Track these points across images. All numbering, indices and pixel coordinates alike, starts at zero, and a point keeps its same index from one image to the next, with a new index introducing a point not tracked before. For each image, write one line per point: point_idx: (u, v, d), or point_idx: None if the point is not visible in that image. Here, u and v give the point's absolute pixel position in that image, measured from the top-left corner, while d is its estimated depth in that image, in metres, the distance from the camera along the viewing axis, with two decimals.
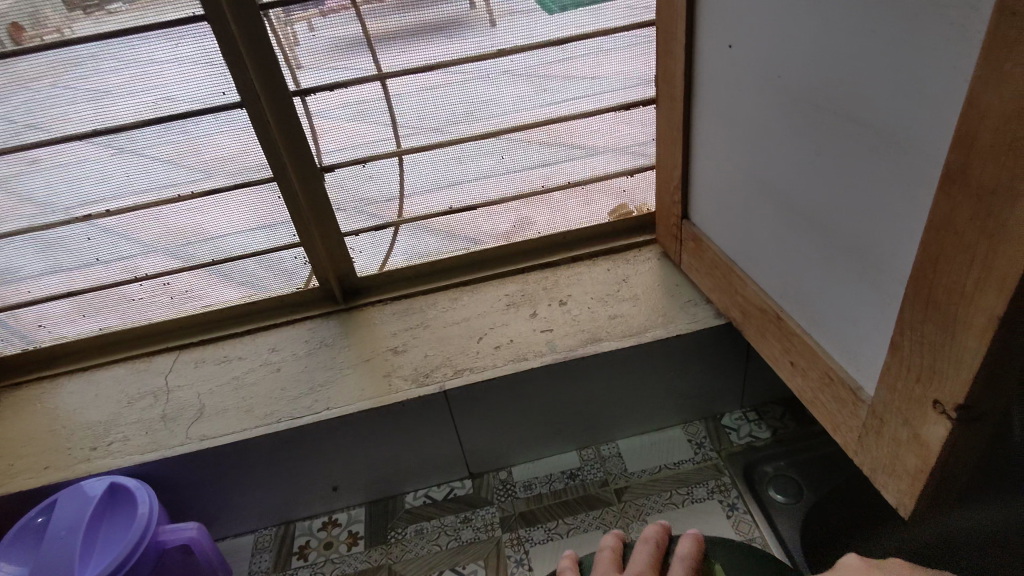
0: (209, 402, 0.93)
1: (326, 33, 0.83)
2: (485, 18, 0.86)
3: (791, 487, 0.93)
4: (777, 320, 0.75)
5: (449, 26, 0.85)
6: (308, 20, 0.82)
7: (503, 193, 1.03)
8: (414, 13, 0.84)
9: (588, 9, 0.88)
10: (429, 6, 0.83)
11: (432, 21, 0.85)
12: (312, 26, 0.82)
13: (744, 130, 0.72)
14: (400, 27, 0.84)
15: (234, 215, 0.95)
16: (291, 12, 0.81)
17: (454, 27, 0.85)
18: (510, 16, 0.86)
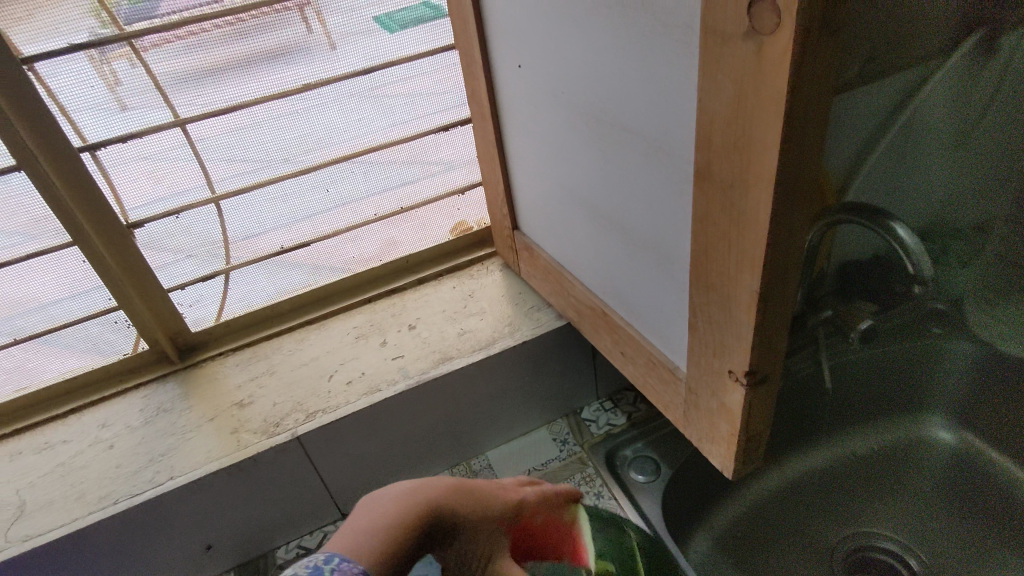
0: (31, 497, 0.83)
1: (99, 79, 0.77)
2: (324, 41, 0.86)
3: (648, 464, 0.98)
4: (604, 315, 0.80)
5: (276, 56, 0.84)
6: (129, 56, 0.77)
7: (335, 227, 1.01)
8: (240, 45, 0.81)
9: (429, 25, 0.92)
10: (258, 37, 0.82)
11: (259, 52, 0.83)
12: (132, 63, 0.77)
13: (546, 143, 0.77)
14: (215, 60, 0.81)
15: (36, 286, 0.87)
16: (106, 51, 0.76)
17: (285, 56, 0.84)
18: (349, 39, 0.87)
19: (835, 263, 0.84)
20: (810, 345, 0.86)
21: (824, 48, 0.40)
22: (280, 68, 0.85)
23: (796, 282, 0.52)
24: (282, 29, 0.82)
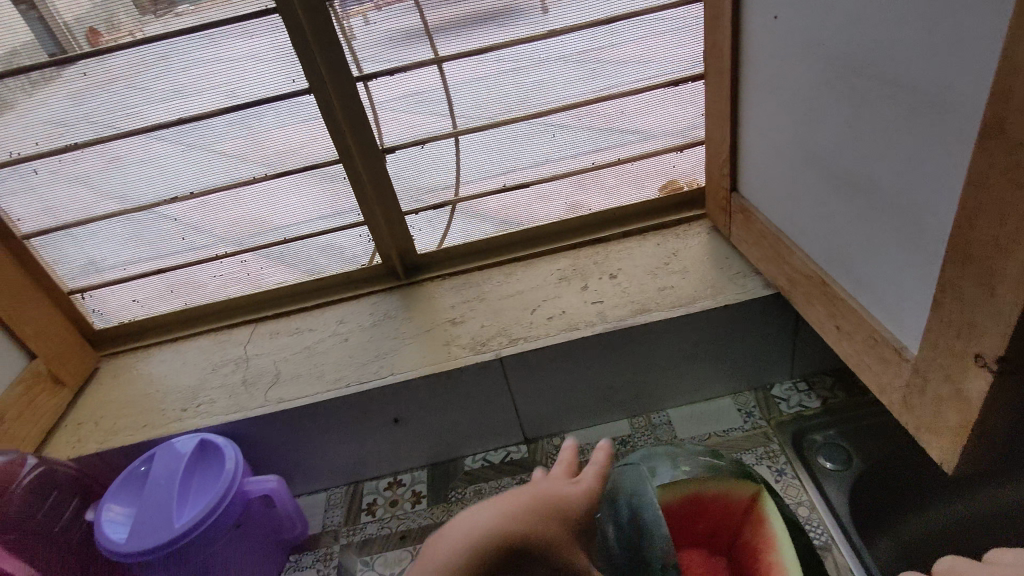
0: (284, 369, 1.01)
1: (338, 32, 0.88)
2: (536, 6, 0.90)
3: (840, 454, 0.93)
4: (823, 286, 0.77)
5: (500, 14, 0.90)
6: (364, 14, 0.88)
7: (553, 171, 1.07)
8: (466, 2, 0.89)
9: None
10: None
11: (482, 11, 0.90)
12: (368, 19, 0.88)
13: (788, 99, 0.75)
14: (454, 14, 0.90)
15: (306, 195, 1.03)
16: (348, 7, 0.87)
17: (506, 15, 0.91)
18: None
19: None
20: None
21: None
22: (529, 14, 0.91)
23: None
24: None
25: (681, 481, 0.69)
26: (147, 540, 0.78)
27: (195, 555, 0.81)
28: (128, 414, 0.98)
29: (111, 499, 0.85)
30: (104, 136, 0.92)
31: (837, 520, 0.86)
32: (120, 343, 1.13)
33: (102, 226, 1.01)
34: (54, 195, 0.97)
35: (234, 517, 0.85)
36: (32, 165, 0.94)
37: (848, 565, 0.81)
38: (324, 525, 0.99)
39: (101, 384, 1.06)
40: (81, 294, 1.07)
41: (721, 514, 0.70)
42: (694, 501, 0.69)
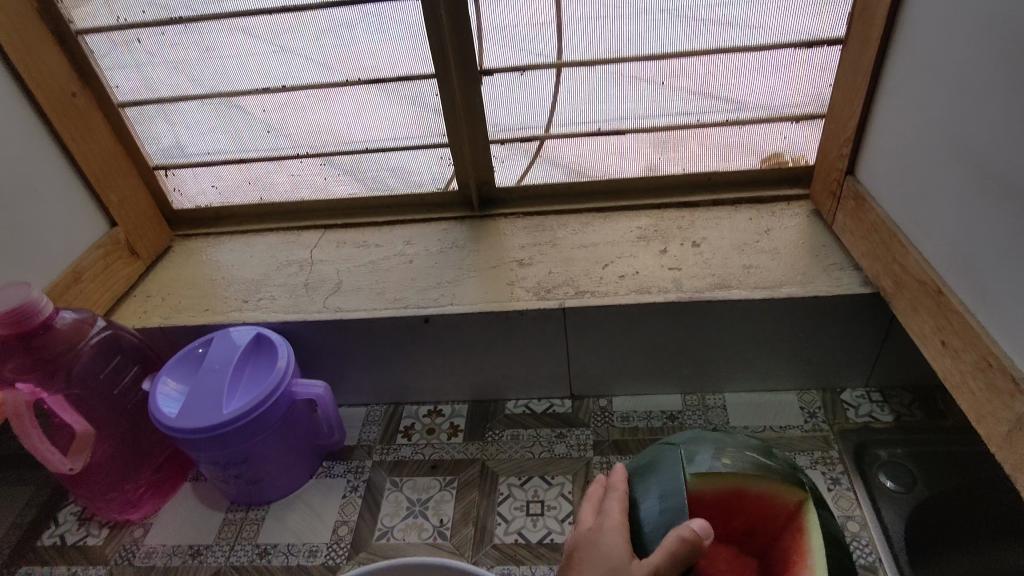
0: (346, 280, 1.00)
1: None
2: None
3: (904, 475, 0.86)
4: (937, 295, 0.70)
5: None
6: None
7: (653, 123, 0.99)
8: None
9: None
10: None
11: None
12: None
13: (948, 81, 0.67)
14: None
15: (396, 107, 0.99)
16: None
17: None
18: None
19: None
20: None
21: None
22: None
23: None
24: None
25: (722, 472, 0.60)
26: (194, 421, 0.80)
27: (238, 443, 0.83)
28: (192, 297, 1.00)
29: (167, 374, 0.86)
30: (209, 14, 0.90)
31: (888, 541, 0.81)
32: (194, 226, 1.14)
33: (196, 107, 1.00)
34: (155, 67, 0.96)
35: (279, 414, 0.86)
36: (136, 35, 0.93)
37: None
38: (360, 439, 1.00)
39: (171, 262, 1.07)
40: (166, 171, 1.08)
41: (759, 514, 0.60)
42: (733, 494, 0.60)
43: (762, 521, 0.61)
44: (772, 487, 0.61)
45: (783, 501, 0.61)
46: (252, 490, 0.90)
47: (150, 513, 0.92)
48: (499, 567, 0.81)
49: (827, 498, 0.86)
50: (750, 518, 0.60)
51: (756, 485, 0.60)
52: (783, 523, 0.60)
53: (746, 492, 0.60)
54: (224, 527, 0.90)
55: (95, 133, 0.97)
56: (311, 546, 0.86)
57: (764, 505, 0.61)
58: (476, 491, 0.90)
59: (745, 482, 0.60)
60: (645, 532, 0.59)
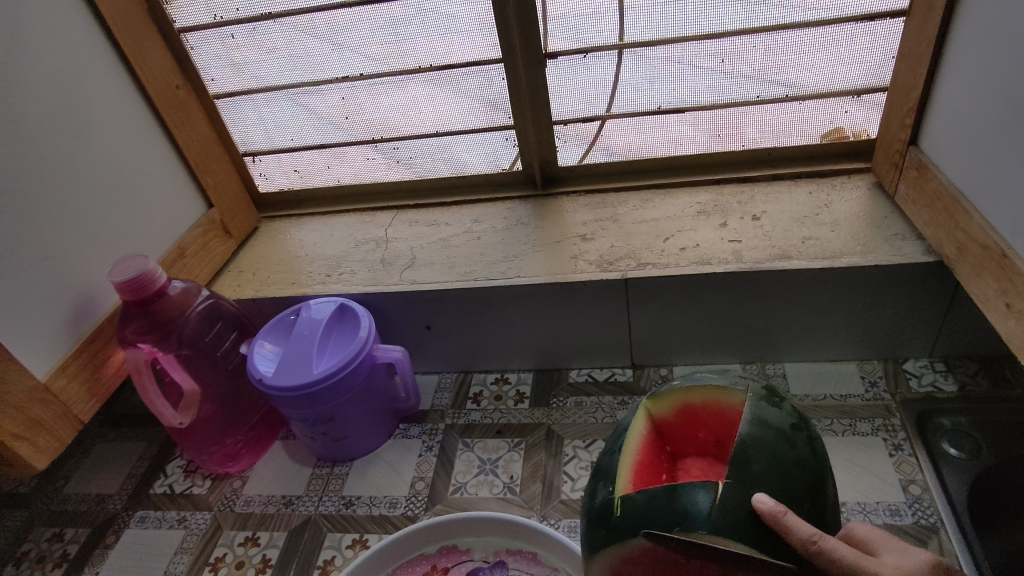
0: (419, 255, 1.06)
1: None
2: None
3: (967, 442, 0.87)
4: (1002, 258, 0.72)
5: None
6: None
7: (714, 99, 1.02)
8: None
9: None
10: None
11: None
12: None
13: (1011, 46, 0.68)
14: None
15: (465, 91, 1.05)
16: None
17: None
18: None
19: None
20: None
21: None
22: None
23: None
24: None
25: (669, 394, 0.72)
26: (290, 379, 0.88)
27: (326, 401, 0.91)
28: (280, 272, 1.09)
29: (264, 337, 0.95)
30: (296, 8, 0.98)
31: (949, 504, 0.82)
32: (278, 209, 1.23)
33: (281, 96, 1.08)
34: (246, 60, 1.04)
35: (362, 376, 0.93)
36: (230, 31, 1.01)
37: (953, 551, 0.78)
38: (432, 404, 1.06)
39: (258, 241, 1.17)
40: (252, 158, 1.17)
41: (717, 425, 0.69)
42: (687, 413, 0.71)
43: (724, 431, 0.69)
44: (716, 395, 0.70)
45: (732, 406, 0.69)
46: (337, 447, 0.98)
47: (246, 467, 1.01)
48: (567, 521, 0.87)
49: (889, 463, 0.87)
50: (713, 431, 0.69)
51: (697, 395, 0.71)
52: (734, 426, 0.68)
53: (698, 406, 0.71)
54: (313, 481, 0.98)
55: (194, 121, 1.06)
56: (391, 498, 0.94)
57: (714, 415, 0.70)
58: (542, 452, 0.96)
59: (691, 395, 0.71)
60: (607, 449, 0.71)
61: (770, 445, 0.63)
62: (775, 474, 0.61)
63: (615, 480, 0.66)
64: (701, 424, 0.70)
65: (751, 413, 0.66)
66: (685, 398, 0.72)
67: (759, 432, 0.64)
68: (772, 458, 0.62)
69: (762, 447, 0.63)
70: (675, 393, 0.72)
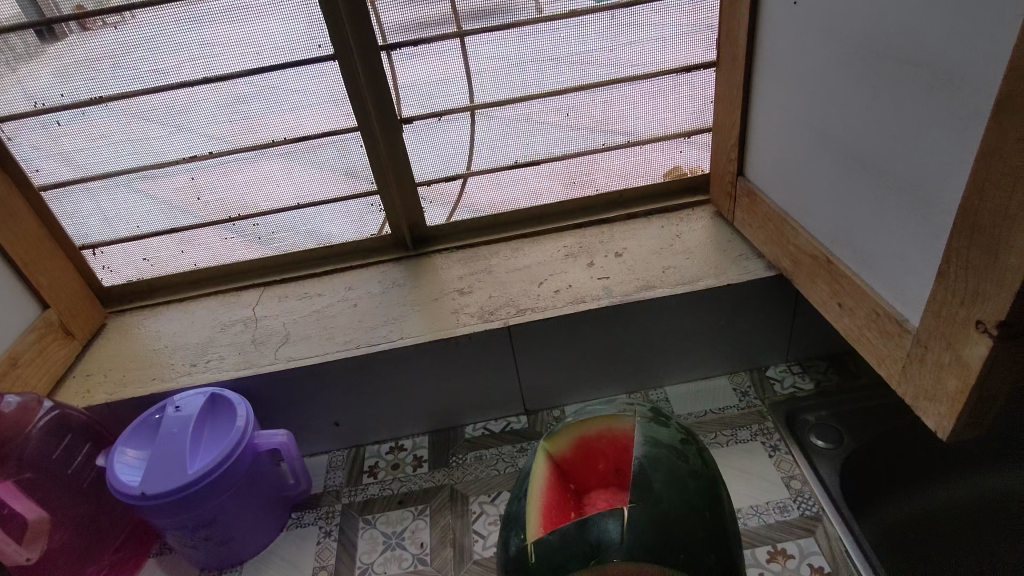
0: (294, 331, 1.02)
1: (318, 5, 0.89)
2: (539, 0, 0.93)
3: (831, 434, 0.96)
4: (827, 264, 0.82)
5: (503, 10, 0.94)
6: None
7: (564, 150, 1.09)
8: None
9: None
10: None
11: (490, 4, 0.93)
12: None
13: (804, 83, 0.80)
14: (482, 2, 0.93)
15: (322, 161, 1.04)
16: None
17: (508, 11, 0.94)
18: None
19: None
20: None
21: None
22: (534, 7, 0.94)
23: None
24: None
25: (563, 431, 0.74)
26: (160, 484, 0.80)
27: (204, 503, 0.82)
28: (137, 369, 0.99)
29: (125, 443, 0.86)
30: (130, 90, 0.93)
31: (826, 492, 0.89)
32: (129, 301, 1.14)
33: (121, 180, 1.02)
34: (76, 147, 0.98)
35: (245, 468, 0.86)
36: (54, 118, 0.94)
37: (837, 534, 0.84)
38: (326, 485, 1.00)
39: (108, 339, 1.06)
40: (92, 250, 1.08)
41: (614, 452, 0.72)
42: (584, 446, 0.73)
43: (620, 459, 0.72)
44: (607, 424, 0.73)
45: (624, 433, 0.72)
46: (222, 552, 0.89)
47: None
48: None
49: (770, 463, 0.94)
50: (612, 460, 0.72)
51: (591, 426, 0.73)
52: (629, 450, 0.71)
53: (593, 438, 0.73)
54: None
55: (19, 218, 0.97)
56: None
57: (610, 443, 0.72)
58: (448, 514, 0.93)
59: (585, 428, 0.74)
60: (514, 499, 0.71)
61: (665, 462, 0.67)
62: (674, 489, 0.64)
63: (525, 527, 0.65)
64: (599, 455, 0.73)
65: (643, 435, 0.70)
66: (580, 432, 0.74)
67: (653, 451, 0.68)
68: (669, 474, 0.65)
69: (658, 465, 0.66)
70: (570, 429, 0.74)
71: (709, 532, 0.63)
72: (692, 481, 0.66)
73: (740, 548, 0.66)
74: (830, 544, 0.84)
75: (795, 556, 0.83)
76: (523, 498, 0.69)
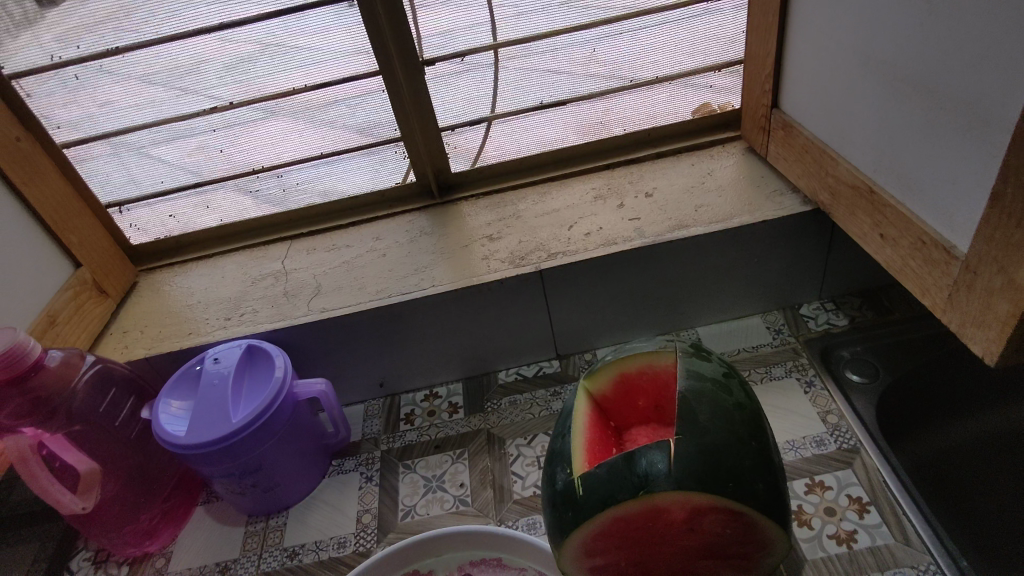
0: (324, 282, 1.02)
1: None
2: None
3: (867, 367, 0.95)
4: (869, 194, 0.79)
5: None
6: None
7: (591, 89, 1.06)
8: None
9: None
10: None
11: None
12: None
13: (849, 4, 0.76)
14: None
15: (344, 109, 1.02)
16: None
17: None
18: None
19: None
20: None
21: None
22: None
23: None
24: None
25: (603, 368, 0.73)
26: (205, 434, 0.81)
27: (248, 450, 0.84)
28: (173, 324, 1.00)
29: (168, 394, 0.88)
30: (148, 40, 0.91)
31: (863, 426, 0.89)
32: (158, 259, 1.14)
33: (142, 134, 1.00)
34: (97, 103, 0.97)
35: (286, 416, 0.87)
36: (73, 72, 0.93)
37: (874, 465, 0.85)
38: (364, 433, 1.02)
39: (141, 296, 1.07)
40: (118, 208, 1.07)
41: (654, 389, 0.72)
42: (624, 384, 0.73)
43: (661, 395, 0.72)
44: (648, 361, 0.72)
45: (664, 369, 0.71)
46: (268, 498, 0.91)
47: (167, 541, 0.92)
48: (525, 519, 0.86)
49: (806, 400, 0.94)
50: (651, 397, 0.72)
51: (631, 362, 0.72)
52: (670, 387, 0.71)
53: (634, 375, 0.72)
54: (248, 539, 0.90)
55: (46, 176, 0.97)
56: (339, 538, 0.88)
57: (650, 380, 0.72)
58: (487, 457, 0.94)
59: (625, 365, 0.73)
60: (556, 436, 0.71)
61: (710, 395, 0.66)
62: (719, 421, 0.64)
63: (571, 461, 0.66)
64: (639, 392, 0.73)
65: (685, 368, 0.69)
66: (619, 370, 0.73)
67: (697, 384, 0.67)
68: (713, 409, 0.65)
69: (702, 397, 0.65)
70: (609, 366, 0.73)
71: (755, 462, 0.62)
72: (736, 413, 0.65)
73: (785, 477, 0.66)
74: (868, 476, 0.84)
75: (833, 488, 0.84)
76: (566, 435, 0.69)
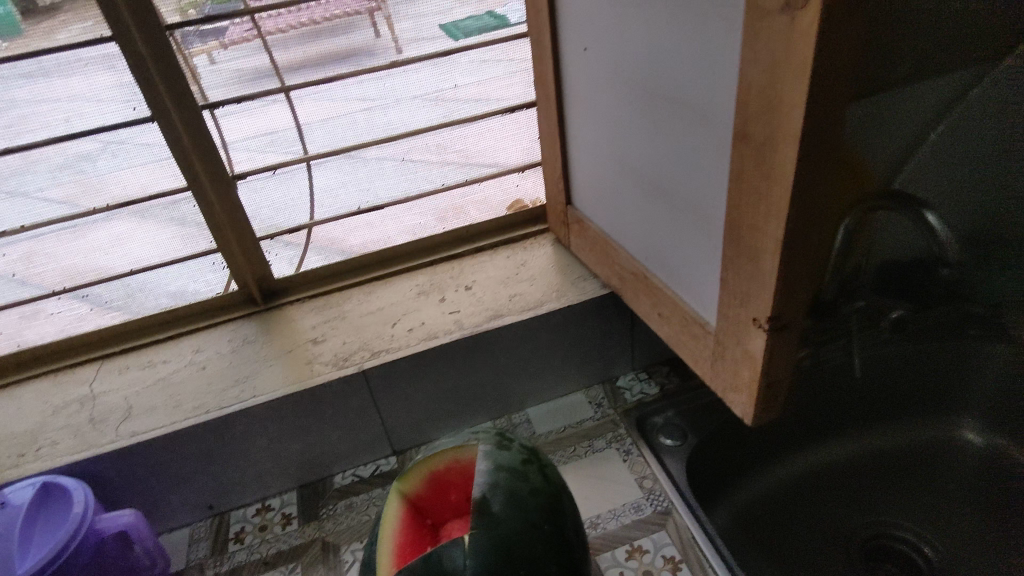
0: (137, 403, 0.97)
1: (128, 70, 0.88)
2: (389, 45, 0.99)
3: (676, 431, 1.04)
4: (645, 279, 0.90)
5: (351, 53, 0.98)
6: (206, 53, 0.91)
7: (407, 191, 1.14)
8: (312, 44, 0.96)
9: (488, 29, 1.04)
10: (324, 38, 0.96)
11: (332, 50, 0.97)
12: (211, 58, 0.92)
13: (604, 121, 0.88)
14: (304, 56, 0.96)
15: (151, 224, 1.02)
16: (189, 45, 0.90)
17: (358, 54, 0.98)
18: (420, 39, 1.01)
19: (876, 258, 1.04)
20: (840, 334, 1.05)
21: (846, 14, 0.47)
22: (382, 53, 0.99)
23: (799, 242, 0.59)
24: (348, 32, 0.96)
25: (413, 469, 0.75)
26: None
27: None
28: None
29: None
30: None
31: (674, 486, 0.97)
32: None
33: None
34: None
35: (86, 558, 0.80)
36: None
37: (685, 524, 0.92)
38: (187, 560, 0.96)
39: None
40: None
41: (463, 480, 0.74)
42: (435, 480, 0.74)
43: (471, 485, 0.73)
44: (454, 456, 0.76)
45: (469, 460, 0.75)
46: None
47: None
48: None
49: (625, 468, 1.01)
50: (462, 489, 0.74)
51: (438, 459, 0.75)
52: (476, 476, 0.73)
53: (442, 471, 0.75)
54: None
55: None
56: None
57: (459, 473, 0.74)
58: (320, 568, 0.92)
59: (433, 462, 0.75)
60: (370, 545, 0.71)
61: (505, 486, 0.70)
62: (514, 508, 0.68)
63: (379, 568, 0.67)
64: (451, 486, 0.74)
65: (486, 460, 0.73)
66: (427, 468, 0.75)
67: (494, 476, 0.71)
68: (508, 496, 0.69)
69: (498, 488, 0.70)
70: (418, 466, 0.75)
71: (550, 541, 0.67)
72: (532, 497, 0.70)
73: (584, 550, 0.71)
74: (680, 535, 0.91)
75: (649, 551, 0.89)
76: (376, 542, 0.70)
